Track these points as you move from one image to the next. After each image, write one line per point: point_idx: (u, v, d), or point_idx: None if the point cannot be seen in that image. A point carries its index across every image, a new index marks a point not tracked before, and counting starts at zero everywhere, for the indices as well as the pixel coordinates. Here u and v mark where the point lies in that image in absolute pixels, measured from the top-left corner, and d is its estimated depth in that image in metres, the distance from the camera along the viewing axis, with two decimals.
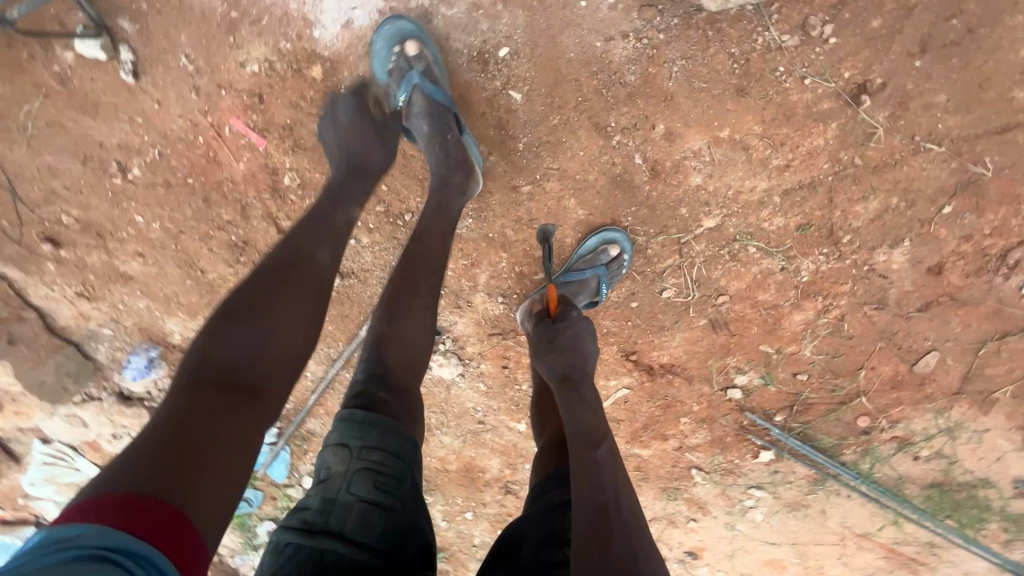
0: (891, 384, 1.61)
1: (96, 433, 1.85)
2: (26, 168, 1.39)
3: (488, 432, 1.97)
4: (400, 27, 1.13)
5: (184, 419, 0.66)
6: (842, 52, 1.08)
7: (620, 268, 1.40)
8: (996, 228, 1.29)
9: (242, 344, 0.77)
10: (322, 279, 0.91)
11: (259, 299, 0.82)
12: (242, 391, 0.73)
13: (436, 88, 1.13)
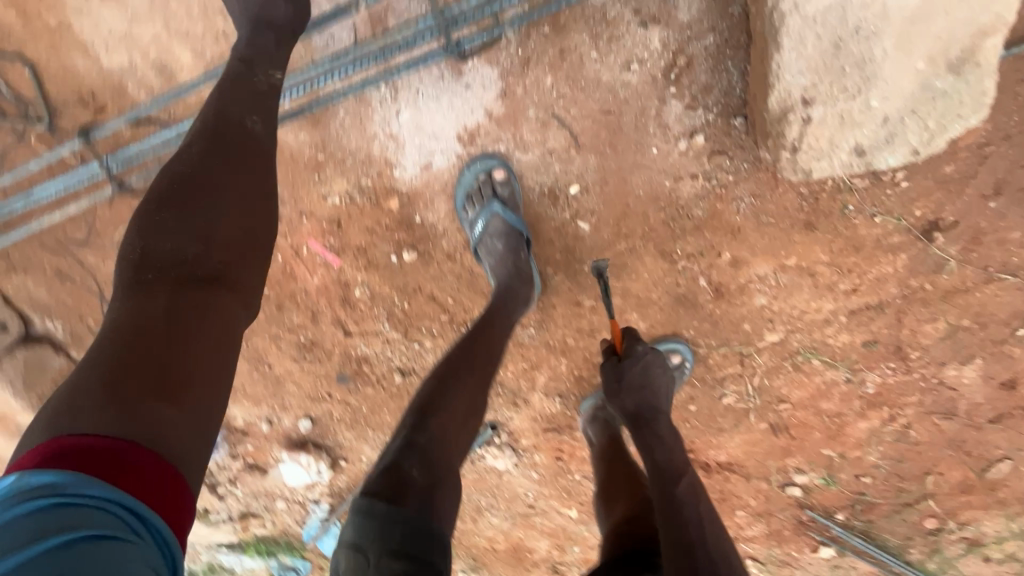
0: (960, 488, 1.56)
1: None
2: None
3: (537, 515, 1.97)
4: (489, 164, 1.15)
5: (109, 367, 0.64)
6: (913, 193, 1.09)
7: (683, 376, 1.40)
8: None
9: (181, 246, 0.75)
10: (262, 146, 0.86)
11: (198, 183, 0.78)
12: (199, 280, 0.74)
13: (515, 217, 1.18)
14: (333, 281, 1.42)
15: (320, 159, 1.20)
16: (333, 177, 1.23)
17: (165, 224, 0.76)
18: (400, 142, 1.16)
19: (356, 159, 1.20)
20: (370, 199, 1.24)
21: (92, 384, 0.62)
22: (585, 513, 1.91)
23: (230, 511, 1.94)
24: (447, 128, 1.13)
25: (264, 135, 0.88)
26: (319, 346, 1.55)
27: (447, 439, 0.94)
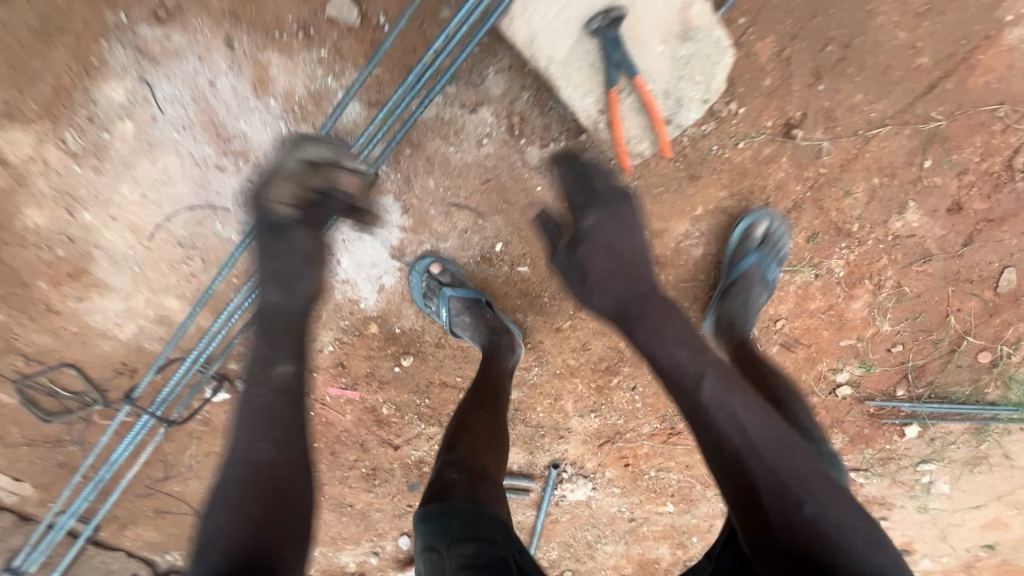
0: (988, 313, 1.58)
1: None
2: (202, 493, 1.77)
3: (643, 525, 2.02)
4: (425, 261, 1.34)
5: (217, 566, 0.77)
6: (755, 112, 1.23)
7: (779, 247, 1.34)
8: (988, 150, 1.32)
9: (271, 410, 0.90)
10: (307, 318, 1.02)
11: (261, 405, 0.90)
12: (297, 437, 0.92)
13: (465, 291, 1.34)
14: (363, 411, 1.62)
15: (303, 324, 1.43)
16: (319, 332, 1.45)
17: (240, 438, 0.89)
18: (352, 283, 1.37)
19: (328, 310, 1.42)
20: (355, 334, 1.45)
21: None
22: (682, 501, 1.96)
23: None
24: (381, 254, 1.34)
25: (294, 349, 0.95)
26: (380, 468, 1.72)
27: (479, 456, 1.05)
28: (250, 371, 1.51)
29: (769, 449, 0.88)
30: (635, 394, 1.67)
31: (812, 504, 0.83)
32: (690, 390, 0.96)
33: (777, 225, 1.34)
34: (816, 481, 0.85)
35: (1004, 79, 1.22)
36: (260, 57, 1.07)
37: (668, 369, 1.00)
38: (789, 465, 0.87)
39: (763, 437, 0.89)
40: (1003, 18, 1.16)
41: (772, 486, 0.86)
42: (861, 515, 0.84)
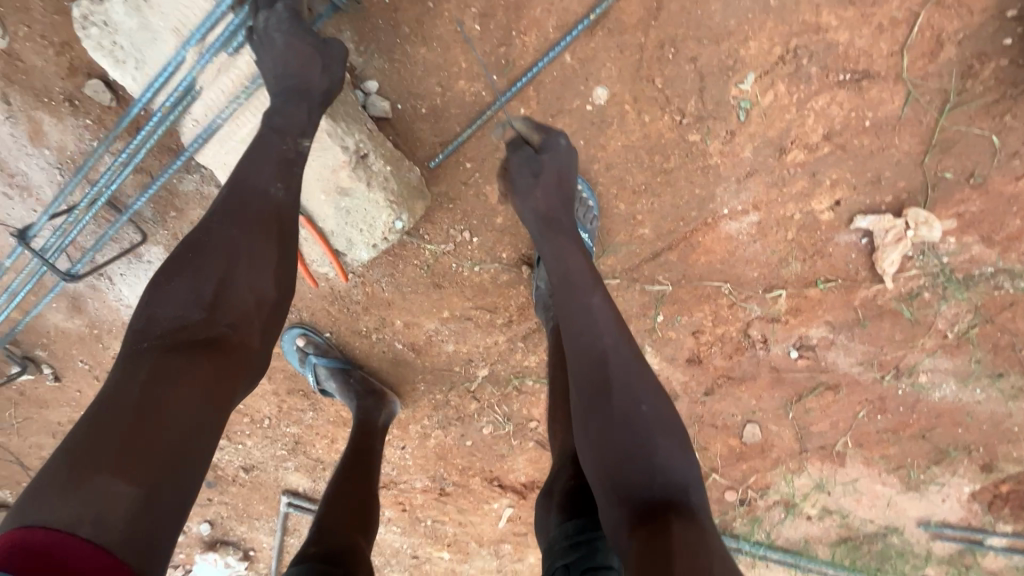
0: (735, 457, 1.63)
1: None
2: (24, 448, 1.92)
3: (426, 563, 2.14)
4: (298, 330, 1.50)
5: (112, 419, 0.65)
6: (489, 242, 1.32)
7: (585, 207, 1.19)
8: (719, 318, 1.38)
9: (197, 291, 0.78)
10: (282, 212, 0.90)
11: (218, 246, 0.82)
12: (195, 343, 0.75)
13: (328, 358, 1.48)
14: None
15: (97, 331, 1.60)
16: (112, 341, 1.62)
17: (210, 230, 0.84)
18: None
19: (119, 325, 1.58)
20: None
21: (105, 468, 0.62)
22: (458, 553, 2.08)
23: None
24: None
25: (263, 232, 0.86)
26: None
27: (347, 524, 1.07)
28: (56, 360, 1.68)
29: (625, 394, 0.86)
30: (405, 452, 1.80)
31: (652, 448, 0.83)
32: (579, 313, 0.92)
33: (582, 186, 1.19)
34: (655, 423, 0.85)
35: (726, 262, 1.29)
36: (34, 115, 1.22)
37: (565, 287, 0.95)
38: (632, 400, 0.86)
39: (626, 368, 0.87)
40: (718, 210, 1.21)
41: (613, 439, 0.84)
42: (692, 463, 0.85)
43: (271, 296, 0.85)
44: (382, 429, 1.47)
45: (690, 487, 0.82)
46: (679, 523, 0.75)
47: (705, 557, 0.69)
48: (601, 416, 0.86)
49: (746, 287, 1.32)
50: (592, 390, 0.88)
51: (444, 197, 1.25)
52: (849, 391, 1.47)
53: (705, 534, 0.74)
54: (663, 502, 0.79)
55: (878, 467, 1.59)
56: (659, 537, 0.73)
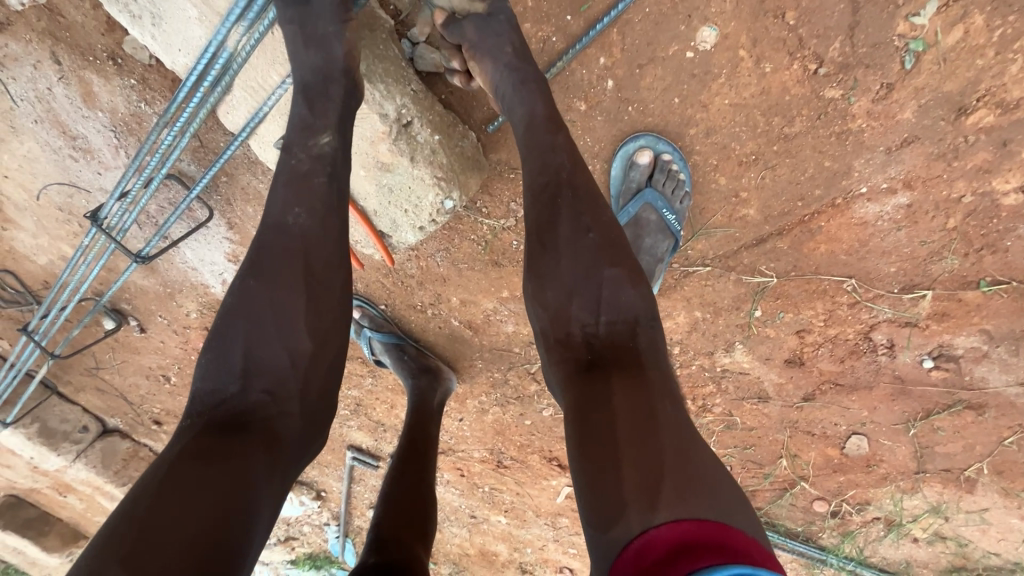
0: (831, 468, 1.38)
1: None
2: (125, 385, 2.01)
3: (483, 523, 2.15)
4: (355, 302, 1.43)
5: (133, 510, 0.54)
6: None
7: (674, 181, 0.96)
8: (834, 319, 1.12)
9: (228, 367, 0.66)
10: (312, 246, 0.71)
11: (245, 309, 0.67)
12: (233, 421, 0.63)
13: (382, 334, 1.40)
14: None
15: (171, 289, 1.63)
16: (185, 299, 1.65)
17: (241, 291, 0.69)
18: (201, 272, 1.54)
19: (189, 285, 1.60)
20: (213, 309, 1.65)
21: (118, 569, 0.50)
22: (515, 520, 2.06)
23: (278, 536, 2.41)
24: (218, 256, 1.46)
25: (294, 274, 0.69)
26: None
27: (402, 534, 1.01)
28: (138, 313, 1.74)
29: (580, 248, 0.70)
30: (462, 424, 1.75)
31: (598, 290, 0.68)
32: (530, 154, 0.77)
33: (671, 155, 0.95)
34: (598, 246, 0.70)
35: (854, 253, 1.02)
36: (83, 75, 1.16)
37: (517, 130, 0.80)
38: (588, 265, 0.69)
39: (574, 203, 0.72)
40: (854, 187, 0.94)
41: (554, 290, 0.70)
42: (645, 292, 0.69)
43: (310, 350, 0.68)
44: (439, 408, 1.38)
45: (642, 327, 0.67)
46: (625, 381, 0.63)
47: (650, 436, 0.58)
48: (550, 275, 0.71)
49: (877, 284, 1.05)
50: (531, 237, 0.74)
51: (503, 166, 1.08)
52: (998, 413, 1.18)
53: (653, 394, 0.62)
54: (609, 354, 0.66)
55: (1019, 500, 1.30)
56: (600, 404, 0.61)
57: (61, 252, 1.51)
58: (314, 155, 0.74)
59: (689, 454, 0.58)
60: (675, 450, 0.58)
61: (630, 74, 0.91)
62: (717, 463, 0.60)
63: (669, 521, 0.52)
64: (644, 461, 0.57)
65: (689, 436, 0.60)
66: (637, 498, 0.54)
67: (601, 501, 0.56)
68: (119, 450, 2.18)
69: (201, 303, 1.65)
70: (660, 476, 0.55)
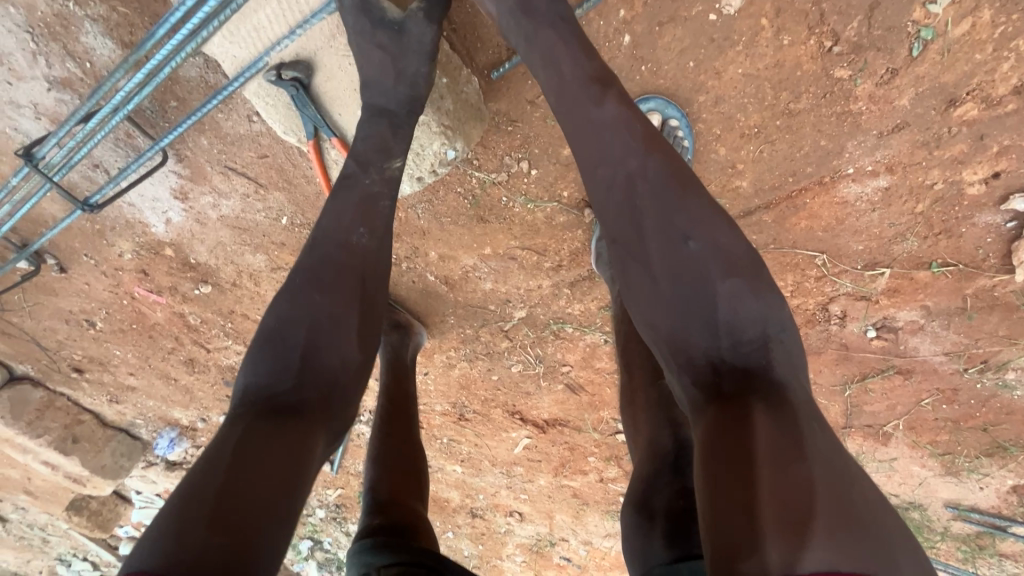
0: None
1: (164, 485, 2.41)
2: (37, 330, 1.77)
3: (437, 471, 2.19)
4: None
5: (211, 476, 0.54)
6: (549, 178, 1.11)
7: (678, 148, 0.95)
8: (800, 290, 1.19)
9: (284, 364, 0.65)
10: (365, 255, 0.76)
11: (302, 316, 0.68)
12: (290, 408, 0.62)
13: None
14: (173, 315, 1.67)
15: (102, 225, 1.44)
16: (119, 238, 1.47)
17: (294, 300, 0.69)
18: (139, 209, 1.37)
19: (125, 222, 1.42)
20: (153, 250, 1.48)
21: (204, 524, 0.50)
22: (470, 468, 2.12)
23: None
24: (162, 192, 1.31)
25: (350, 292, 0.72)
26: (197, 361, 1.82)
27: (399, 495, 1.02)
28: (58, 250, 1.52)
29: (679, 245, 0.63)
30: (427, 377, 1.73)
31: (717, 305, 0.61)
32: (586, 134, 0.68)
33: (678, 121, 0.94)
34: (720, 261, 0.62)
35: (829, 230, 1.08)
36: None
37: (564, 118, 0.71)
38: (674, 236, 0.63)
39: (659, 188, 0.64)
40: (842, 167, 0.98)
41: (640, 274, 0.65)
42: (777, 306, 0.62)
43: (358, 359, 0.70)
44: (411, 361, 1.36)
45: (773, 343, 0.61)
46: (760, 399, 0.58)
47: (795, 463, 0.52)
48: (643, 281, 0.65)
49: (845, 259, 1.12)
50: (621, 242, 0.67)
51: (501, 117, 1.03)
52: (921, 377, 1.33)
53: (798, 415, 0.57)
54: (741, 380, 0.60)
55: (923, 451, 1.49)
56: (735, 431, 0.56)
57: None
58: (384, 178, 0.82)
59: (844, 483, 0.52)
60: (828, 479, 0.52)
61: (649, 32, 0.88)
62: (879, 494, 0.54)
63: (824, 571, 0.45)
64: (789, 493, 0.50)
65: (844, 467, 0.54)
66: (780, 527, 0.48)
67: (736, 537, 0.50)
68: (31, 400, 1.93)
69: (138, 243, 1.47)
70: (811, 510, 0.49)
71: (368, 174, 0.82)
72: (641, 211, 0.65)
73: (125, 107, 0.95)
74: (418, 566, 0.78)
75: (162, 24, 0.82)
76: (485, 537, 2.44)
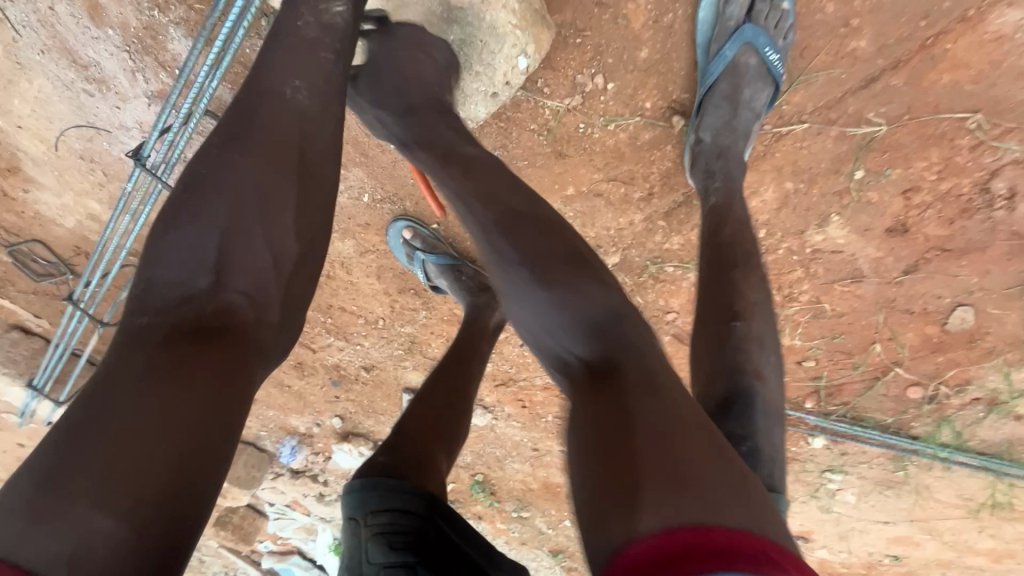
0: (930, 348, 1.34)
1: (293, 495, 2.46)
2: None
3: (546, 455, 2.12)
4: (400, 227, 1.38)
5: (95, 423, 0.49)
6: (629, 89, 1.01)
7: (776, 13, 0.92)
8: (950, 169, 1.01)
9: (200, 254, 0.62)
10: (300, 114, 0.73)
11: (215, 180, 0.66)
12: (205, 329, 0.58)
13: (432, 255, 1.35)
14: None
15: None
16: None
17: (209, 160, 0.67)
18: None
19: None
20: None
21: (87, 501, 0.45)
22: None
23: (338, 491, 2.40)
24: None
25: (285, 155, 0.70)
26: (305, 363, 1.90)
27: (426, 440, 1.02)
28: None
29: (528, 269, 0.70)
30: None
31: (569, 308, 0.66)
32: (458, 203, 0.78)
33: None
34: (562, 278, 0.68)
35: (982, 79, 0.90)
36: None
37: (431, 173, 0.83)
38: (512, 260, 0.71)
39: (502, 226, 0.73)
40: None
41: (518, 304, 0.71)
42: (608, 295, 0.67)
43: (296, 251, 0.68)
44: (495, 329, 1.31)
45: (620, 321, 0.65)
46: (633, 383, 0.59)
47: (650, 424, 0.54)
48: (522, 297, 0.69)
49: (1007, 115, 0.93)
50: (491, 269, 0.74)
51: (568, 28, 0.97)
52: None
53: (639, 385, 0.58)
54: (605, 359, 0.62)
55: None
56: (599, 401, 0.58)
57: (89, 209, 1.49)
58: (322, 23, 0.80)
59: (683, 441, 0.53)
60: (671, 436, 0.53)
61: None
62: (735, 458, 0.55)
63: (660, 531, 0.46)
64: (665, 458, 0.52)
65: (690, 423, 0.55)
66: (643, 501, 0.49)
67: (614, 515, 0.50)
68: None
69: None
70: (668, 472, 0.50)
71: (297, 11, 0.79)
72: (490, 244, 0.73)
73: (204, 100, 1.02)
74: (409, 524, 0.82)
75: None
76: None
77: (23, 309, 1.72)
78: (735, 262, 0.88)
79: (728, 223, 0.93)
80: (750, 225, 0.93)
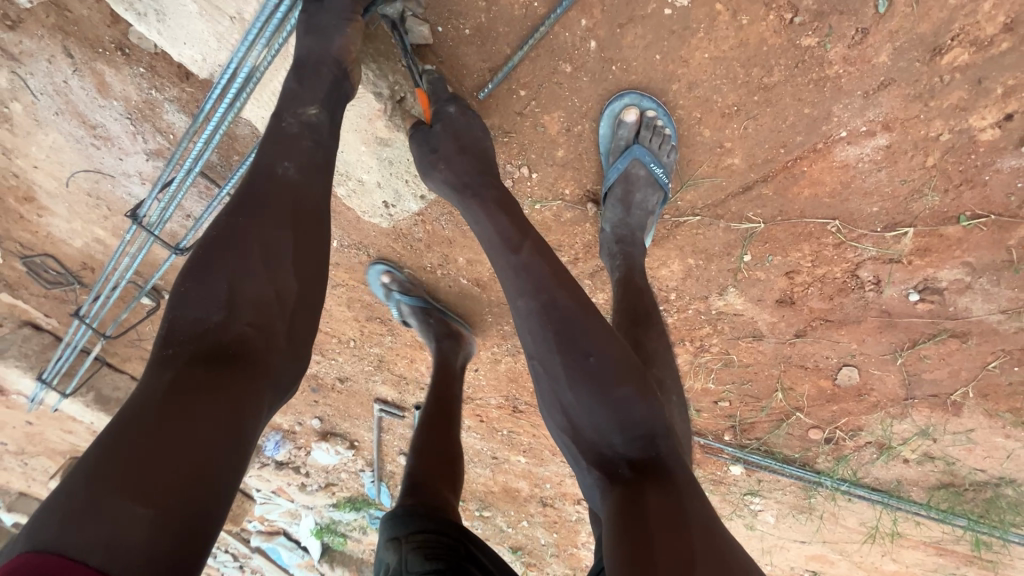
0: (825, 398, 1.50)
1: (276, 484, 2.69)
2: None
3: (504, 462, 2.32)
4: (379, 269, 1.52)
5: (130, 426, 0.58)
6: (551, 178, 1.18)
7: (660, 137, 1.06)
8: (820, 259, 1.19)
9: (212, 297, 0.71)
10: (294, 191, 0.80)
11: (231, 241, 0.74)
12: (221, 358, 0.67)
13: (408, 297, 1.51)
14: None
15: None
16: None
17: (228, 226, 0.75)
18: None
19: None
20: None
21: (121, 493, 0.53)
22: (534, 458, 2.23)
23: (318, 483, 2.62)
24: None
25: (286, 217, 0.78)
26: None
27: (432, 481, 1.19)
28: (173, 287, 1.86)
29: (584, 361, 0.81)
30: (477, 373, 1.87)
31: (616, 405, 0.79)
32: (510, 275, 0.88)
33: (655, 111, 1.04)
34: (614, 369, 0.80)
35: (836, 195, 1.09)
36: (94, 66, 1.22)
37: (507, 282, 0.89)
38: (577, 351, 0.82)
39: (573, 333, 0.82)
40: (834, 132, 1.01)
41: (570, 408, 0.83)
42: (658, 409, 0.80)
43: (296, 289, 0.77)
44: (461, 368, 1.53)
45: (658, 436, 0.78)
46: (656, 487, 0.73)
47: (680, 526, 0.68)
48: (569, 397, 0.82)
49: (861, 224, 1.11)
50: (546, 365, 0.85)
51: (496, 130, 1.12)
52: (980, 339, 1.26)
53: (680, 491, 0.73)
54: (635, 466, 0.77)
55: (1002, 421, 1.39)
56: (634, 503, 0.71)
57: (95, 234, 1.68)
58: (303, 123, 0.85)
59: (717, 544, 0.67)
60: (703, 537, 0.67)
61: (612, 34, 0.98)
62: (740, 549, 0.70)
63: None
64: (681, 547, 0.65)
65: (716, 531, 0.69)
66: None
67: None
68: None
69: None
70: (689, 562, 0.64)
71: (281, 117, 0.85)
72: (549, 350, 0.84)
73: (196, 167, 1.19)
74: (444, 535, 1.01)
75: (208, 99, 1.02)
76: (557, 525, 2.53)
77: (37, 309, 1.93)
78: (646, 320, 0.99)
79: (641, 293, 1.05)
80: (648, 289, 1.06)
